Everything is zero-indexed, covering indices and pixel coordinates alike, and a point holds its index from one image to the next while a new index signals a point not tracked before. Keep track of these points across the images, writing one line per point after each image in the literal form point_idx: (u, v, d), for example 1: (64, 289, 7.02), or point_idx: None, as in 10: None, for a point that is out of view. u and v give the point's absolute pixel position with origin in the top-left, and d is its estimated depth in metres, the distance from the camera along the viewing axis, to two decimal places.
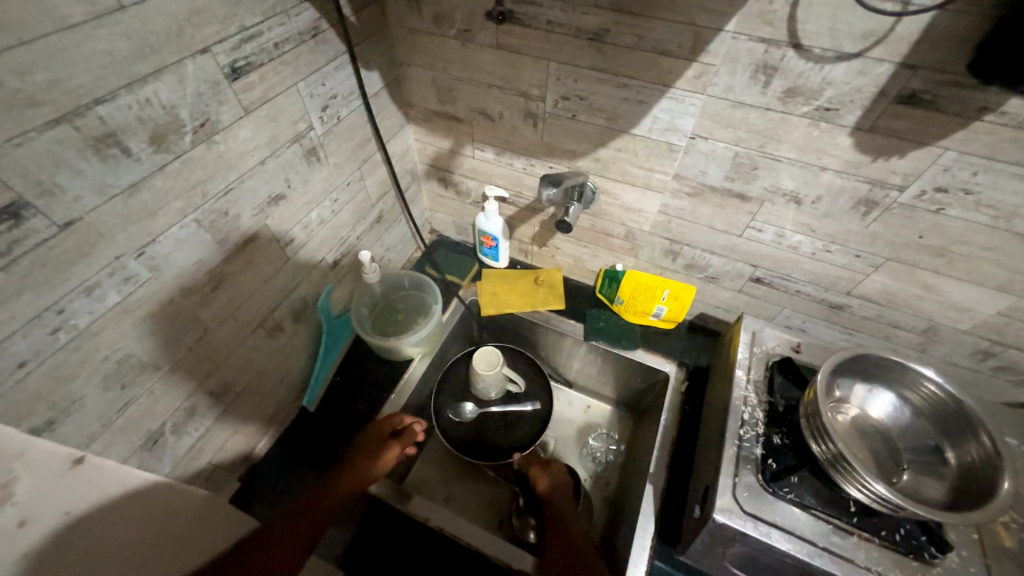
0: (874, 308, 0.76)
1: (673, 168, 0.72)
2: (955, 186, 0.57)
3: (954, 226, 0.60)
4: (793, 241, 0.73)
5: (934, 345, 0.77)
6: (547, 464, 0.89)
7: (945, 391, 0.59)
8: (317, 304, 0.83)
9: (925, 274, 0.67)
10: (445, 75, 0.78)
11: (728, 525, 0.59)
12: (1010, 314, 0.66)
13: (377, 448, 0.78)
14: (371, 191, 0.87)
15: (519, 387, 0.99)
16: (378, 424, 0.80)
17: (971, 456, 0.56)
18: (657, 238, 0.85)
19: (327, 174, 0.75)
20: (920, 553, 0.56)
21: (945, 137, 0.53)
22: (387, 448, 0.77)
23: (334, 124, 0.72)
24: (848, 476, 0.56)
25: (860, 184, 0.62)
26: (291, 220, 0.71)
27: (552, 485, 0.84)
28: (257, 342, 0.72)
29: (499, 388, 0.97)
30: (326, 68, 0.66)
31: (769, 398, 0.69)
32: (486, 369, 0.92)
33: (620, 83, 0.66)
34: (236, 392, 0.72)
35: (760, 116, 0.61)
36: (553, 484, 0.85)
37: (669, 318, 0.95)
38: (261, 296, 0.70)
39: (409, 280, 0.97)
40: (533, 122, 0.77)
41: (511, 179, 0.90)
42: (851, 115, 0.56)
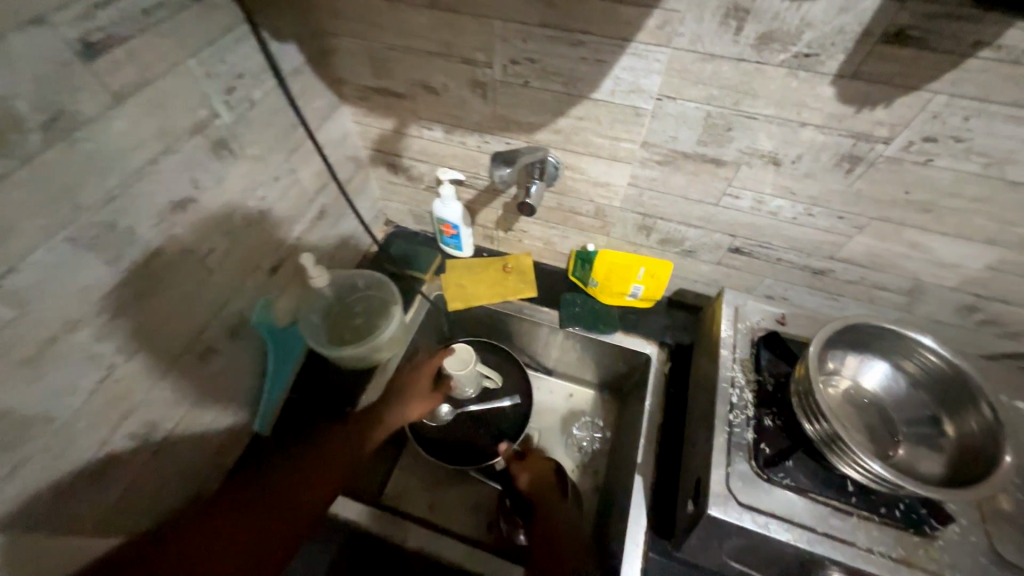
0: (858, 271, 0.72)
1: (640, 135, 0.65)
2: (945, 135, 0.52)
3: (943, 178, 0.56)
4: (773, 207, 0.68)
5: (919, 304, 0.74)
6: (528, 458, 0.86)
7: (944, 359, 0.56)
8: (252, 321, 0.73)
9: (912, 232, 0.63)
10: (376, 44, 0.68)
11: (725, 519, 0.55)
12: (998, 267, 0.63)
13: (425, 393, 0.85)
14: (307, 185, 0.77)
15: (495, 381, 0.92)
16: (426, 370, 0.86)
17: (971, 426, 0.53)
18: (629, 213, 0.79)
19: (247, 169, 0.64)
20: (922, 527, 0.53)
21: (936, 79, 0.48)
22: (434, 395, 0.85)
23: (245, 110, 0.62)
24: (842, 456, 0.53)
25: (843, 138, 0.56)
26: (207, 226, 0.61)
27: (534, 483, 0.83)
28: (186, 369, 0.63)
29: (474, 386, 0.90)
30: (224, 41, 0.56)
31: (757, 376, 0.65)
32: (458, 368, 0.83)
33: (575, 40, 0.58)
34: (168, 429, 0.63)
35: (733, 69, 0.54)
36: (534, 484, 0.83)
37: (647, 297, 0.90)
38: (180, 318, 0.60)
39: (364, 280, 0.87)
40: (482, 93, 0.68)
41: (465, 159, 0.81)
42: (833, 61, 0.50)
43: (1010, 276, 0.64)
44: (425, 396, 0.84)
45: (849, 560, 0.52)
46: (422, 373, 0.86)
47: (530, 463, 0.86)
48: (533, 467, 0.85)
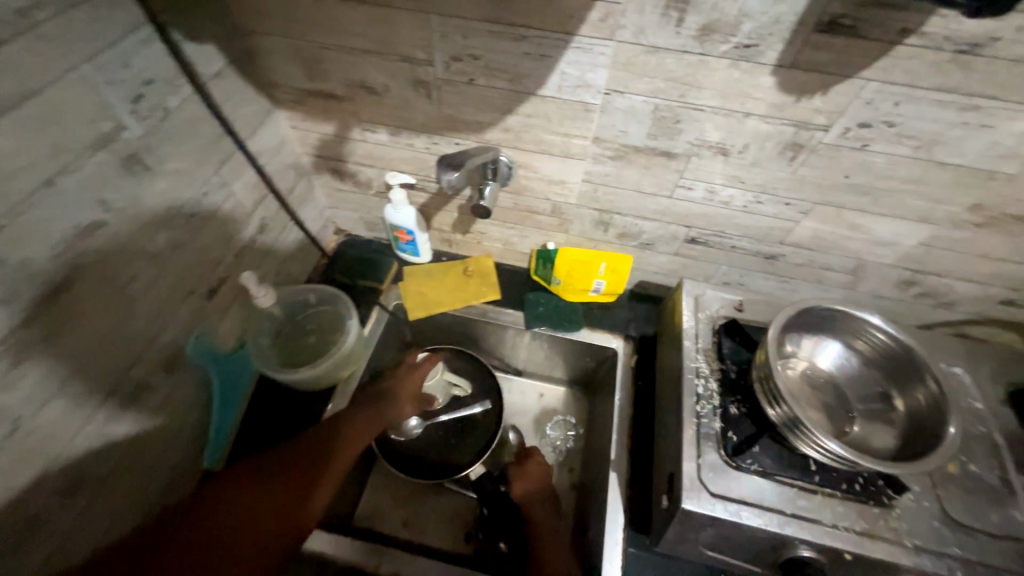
0: (805, 253, 0.75)
1: (591, 131, 0.64)
2: (878, 120, 0.53)
3: (878, 162, 0.58)
4: (724, 196, 0.68)
5: (862, 282, 0.77)
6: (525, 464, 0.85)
7: (891, 337, 0.58)
8: (188, 350, 0.66)
9: (852, 215, 0.66)
10: (306, 43, 0.63)
11: (699, 512, 0.55)
12: (930, 243, 0.67)
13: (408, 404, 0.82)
14: (242, 198, 0.71)
15: (464, 389, 0.90)
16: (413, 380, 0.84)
17: (918, 399, 0.56)
18: (586, 210, 0.78)
19: (168, 185, 0.58)
20: (880, 497, 0.56)
21: (868, 66, 0.49)
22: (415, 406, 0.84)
23: (159, 119, 0.56)
24: (802, 438, 0.54)
25: (786, 127, 0.57)
26: (125, 252, 0.54)
27: (528, 492, 0.81)
28: (114, 412, 0.57)
29: (443, 396, 0.89)
30: (127, 42, 0.50)
31: (721, 364, 0.66)
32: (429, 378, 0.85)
33: (518, 34, 0.55)
34: (99, 480, 0.56)
35: (678, 61, 0.54)
36: (526, 494, 0.81)
37: (610, 291, 0.90)
38: (102, 357, 0.54)
39: (316, 296, 0.82)
40: (426, 92, 0.65)
41: (414, 161, 0.77)
42: (772, 51, 0.50)
43: (941, 251, 0.67)
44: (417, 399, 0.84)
45: (816, 537, 0.54)
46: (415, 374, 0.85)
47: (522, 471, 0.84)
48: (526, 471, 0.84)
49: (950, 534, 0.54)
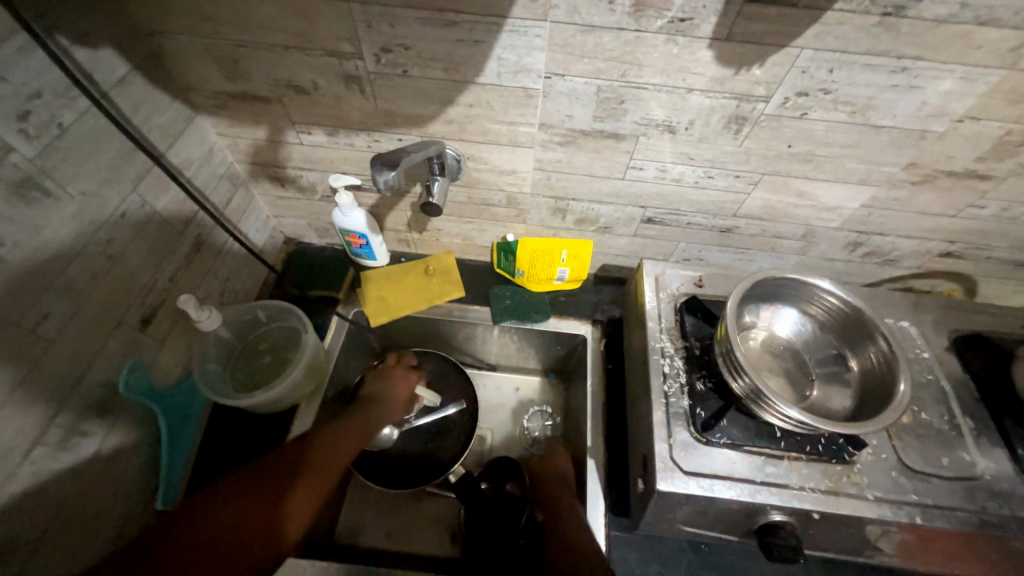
0: (758, 224, 0.76)
1: (536, 117, 0.62)
2: (814, 88, 0.54)
3: (818, 129, 0.59)
4: (676, 173, 0.68)
5: (813, 246, 0.79)
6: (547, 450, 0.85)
7: (841, 300, 0.60)
8: (122, 389, 0.60)
9: (798, 182, 0.67)
10: (218, 42, 0.58)
11: (673, 491, 0.56)
12: (872, 204, 0.69)
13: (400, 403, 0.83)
14: (169, 216, 0.66)
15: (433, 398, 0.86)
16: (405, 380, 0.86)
17: (871, 360, 0.58)
18: (541, 198, 0.76)
19: (76, 211, 0.53)
20: (842, 455, 0.58)
21: (801, 34, 0.49)
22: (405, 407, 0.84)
23: (55, 137, 0.50)
24: (766, 407, 0.55)
25: (728, 100, 0.57)
26: (29, 288, 0.49)
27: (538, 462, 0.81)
28: (40, 465, 0.52)
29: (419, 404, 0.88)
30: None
31: (685, 342, 0.66)
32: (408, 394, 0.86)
33: (447, 20, 0.52)
34: (34, 541, 0.51)
35: (615, 39, 0.52)
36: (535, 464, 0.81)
37: (574, 278, 0.89)
38: (18, 408, 0.48)
39: (265, 312, 0.77)
40: (359, 88, 0.61)
41: (357, 161, 0.73)
42: (707, 25, 0.50)
43: (882, 211, 0.70)
44: (408, 401, 0.85)
45: (785, 501, 0.55)
46: (408, 376, 0.86)
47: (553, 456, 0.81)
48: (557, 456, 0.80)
49: (906, 481, 0.57)
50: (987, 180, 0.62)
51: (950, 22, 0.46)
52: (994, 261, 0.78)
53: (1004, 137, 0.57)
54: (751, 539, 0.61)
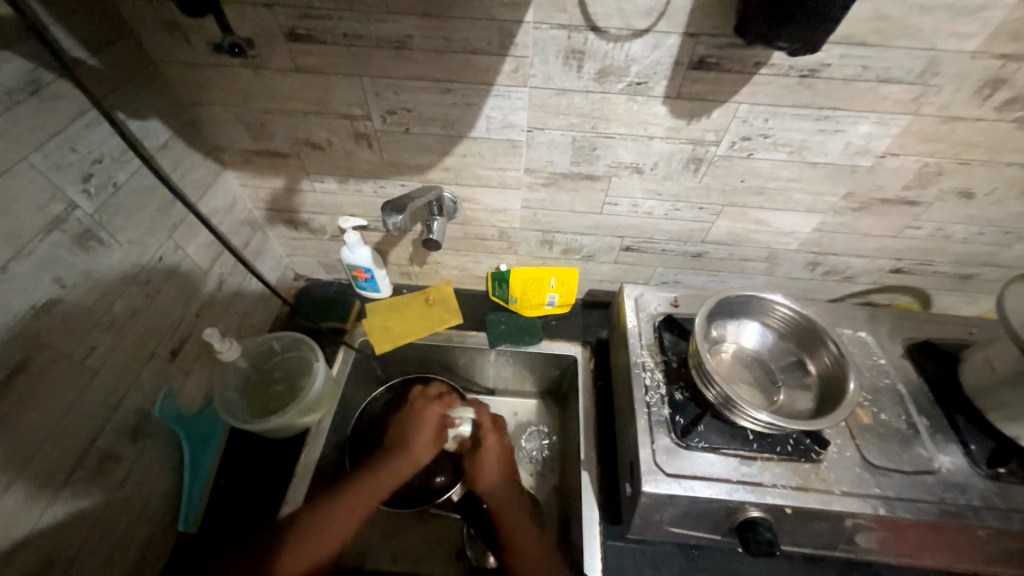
0: (725, 249, 0.84)
1: (522, 164, 0.72)
2: (755, 134, 0.64)
3: (764, 166, 0.68)
4: (647, 208, 0.77)
5: (777, 267, 0.88)
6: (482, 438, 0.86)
7: (794, 311, 0.67)
8: (156, 414, 0.66)
9: (755, 211, 0.76)
10: (248, 109, 0.68)
11: (658, 493, 0.61)
12: (822, 228, 0.78)
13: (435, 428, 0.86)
14: (197, 258, 0.73)
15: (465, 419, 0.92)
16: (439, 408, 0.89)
17: (825, 364, 0.65)
18: (530, 232, 0.85)
19: (122, 256, 0.60)
20: (810, 454, 0.64)
21: (738, 92, 0.59)
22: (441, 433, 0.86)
23: (110, 194, 0.58)
24: (737, 412, 0.62)
25: (685, 145, 0.66)
26: (81, 325, 0.56)
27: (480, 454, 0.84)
28: (80, 487, 0.57)
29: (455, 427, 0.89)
30: (72, 128, 0.53)
31: (663, 356, 0.73)
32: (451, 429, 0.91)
33: (442, 88, 0.62)
34: (70, 559, 0.56)
35: (584, 99, 0.62)
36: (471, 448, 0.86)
37: (563, 303, 0.96)
38: (65, 430, 0.54)
39: (280, 343, 0.84)
40: (368, 143, 0.71)
41: (364, 205, 0.82)
42: (660, 86, 0.60)
43: (832, 234, 0.78)
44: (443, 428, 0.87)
45: (760, 498, 0.60)
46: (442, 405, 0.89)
47: (481, 455, 0.84)
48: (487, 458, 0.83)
49: (869, 476, 0.63)
50: (916, 206, 0.72)
51: (857, 81, 0.57)
52: (940, 275, 0.86)
53: (923, 169, 0.66)
54: (733, 538, 0.66)
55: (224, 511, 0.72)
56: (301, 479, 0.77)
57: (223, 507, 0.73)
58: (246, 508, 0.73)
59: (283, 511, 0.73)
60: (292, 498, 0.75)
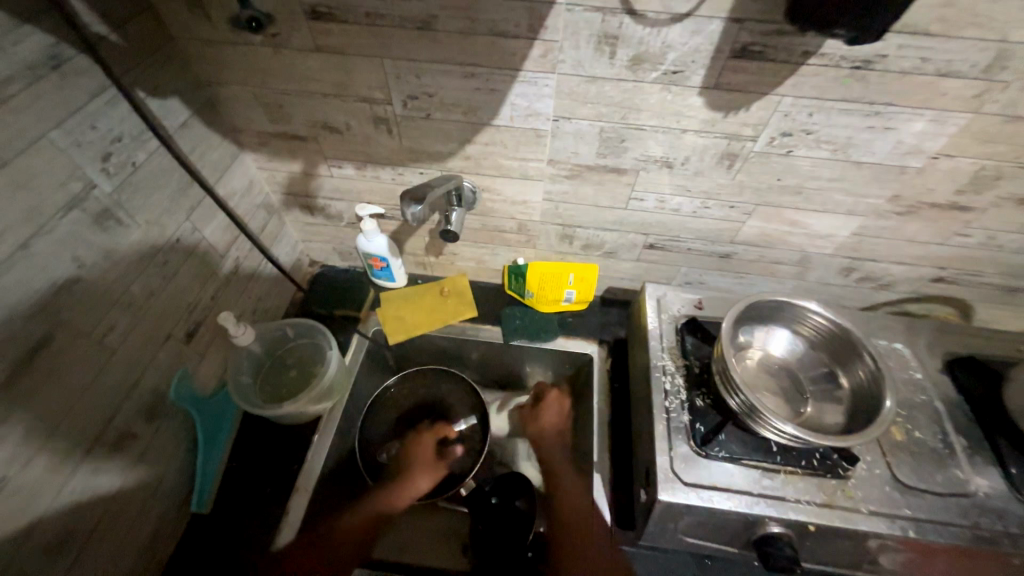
0: (756, 250, 0.81)
1: (545, 154, 0.69)
2: (797, 129, 0.60)
3: (804, 165, 0.64)
4: (674, 205, 0.74)
5: (809, 271, 0.83)
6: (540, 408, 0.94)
7: (830, 321, 0.64)
8: (172, 396, 0.66)
9: (790, 212, 0.72)
10: (268, 91, 0.66)
11: (674, 501, 0.59)
12: (862, 232, 0.73)
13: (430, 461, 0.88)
14: (214, 241, 0.73)
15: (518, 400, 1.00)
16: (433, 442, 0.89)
17: (860, 378, 0.61)
18: (550, 225, 0.82)
19: (141, 237, 0.60)
20: (836, 469, 0.60)
21: (782, 84, 0.55)
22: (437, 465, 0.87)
23: (129, 174, 0.57)
24: (760, 422, 0.59)
25: (720, 139, 0.62)
26: (101, 304, 0.55)
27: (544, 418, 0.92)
28: (96, 465, 0.57)
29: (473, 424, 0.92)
30: (93, 105, 0.52)
31: (685, 361, 0.70)
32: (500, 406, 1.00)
33: (467, 72, 0.60)
34: (86, 535, 0.56)
35: (615, 88, 0.59)
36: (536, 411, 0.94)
37: (581, 300, 0.94)
38: (82, 410, 0.54)
39: (293, 329, 0.83)
40: (387, 129, 0.69)
41: (382, 192, 0.80)
42: (697, 76, 0.56)
43: (871, 238, 0.74)
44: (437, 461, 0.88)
45: (782, 513, 0.58)
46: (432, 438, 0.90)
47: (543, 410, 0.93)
48: (547, 412, 0.92)
49: (900, 496, 0.60)
50: (968, 211, 0.67)
51: (914, 74, 0.52)
52: (986, 287, 0.81)
53: (979, 172, 0.61)
54: (750, 551, 0.64)
55: (237, 494, 0.73)
56: (311, 467, 0.76)
57: (235, 490, 0.73)
58: (257, 492, 0.73)
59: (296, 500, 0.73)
60: (304, 486, 0.74)
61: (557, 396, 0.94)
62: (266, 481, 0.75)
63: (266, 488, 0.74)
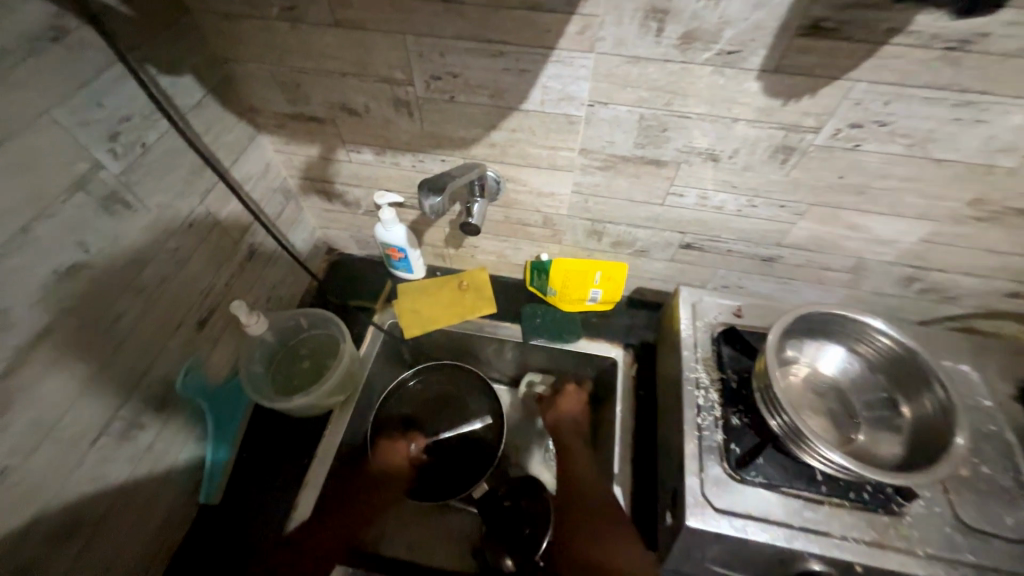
0: (804, 255, 0.73)
1: (577, 143, 0.63)
2: (868, 120, 0.52)
3: (872, 161, 0.57)
4: (717, 202, 0.67)
5: (863, 280, 0.75)
6: (559, 398, 0.89)
7: (900, 344, 0.56)
8: (177, 387, 0.64)
9: (849, 214, 0.64)
10: (285, 69, 0.62)
11: (704, 529, 0.54)
12: (931, 239, 0.65)
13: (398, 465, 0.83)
14: (228, 226, 0.70)
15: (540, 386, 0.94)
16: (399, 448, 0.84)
17: (925, 408, 0.54)
18: (578, 220, 0.76)
19: (152, 221, 0.57)
20: (889, 505, 0.54)
21: (856, 67, 0.48)
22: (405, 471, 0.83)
23: (139, 155, 0.55)
24: (804, 447, 0.53)
25: (776, 130, 0.55)
26: (109, 291, 0.53)
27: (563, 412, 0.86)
28: (103, 455, 0.55)
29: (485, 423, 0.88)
30: (100, 81, 0.49)
31: (721, 374, 0.64)
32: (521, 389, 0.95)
33: (495, 51, 0.54)
34: (92, 524, 0.55)
35: (660, 69, 0.53)
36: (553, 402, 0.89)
37: (606, 300, 0.88)
38: (88, 398, 0.53)
39: (307, 319, 0.81)
40: (408, 112, 0.64)
41: (402, 179, 0.76)
42: (756, 56, 0.49)
43: (941, 246, 0.66)
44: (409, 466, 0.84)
45: (826, 551, 0.52)
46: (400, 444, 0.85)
47: (562, 400, 0.88)
48: (566, 401, 0.87)
49: (963, 540, 0.53)
50: None
51: (1021, 56, 0.44)
52: None
53: None
54: None
55: (246, 486, 0.72)
56: (320, 462, 0.74)
57: (246, 482, 0.72)
58: (266, 486, 0.72)
59: (305, 495, 0.72)
60: (313, 481, 0.73)
61: (575, 389, 0.89)
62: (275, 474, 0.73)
63: (275, 482, 0.72)
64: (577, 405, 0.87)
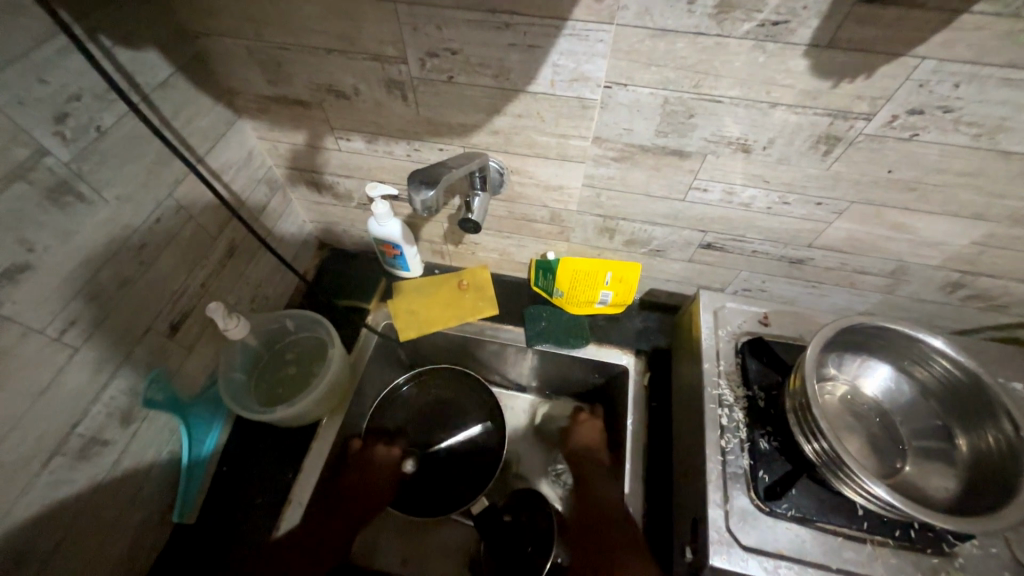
0: (838, 257, 0.66)
1: (591, 130, 0.56)
2: (932, 105, 0.45)
3: (928, 153, 0.49)
4: (745, 198, 0.60)
5: (902, 285, 0.68)
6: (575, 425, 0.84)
7: (960, 367, 0.50)
8: (142, 400, 0.58)
9: (894, 213, 0.57)
10: (263, 44, 0.56)
11: (730, 569, 0.48)
12: (985, 242, 0.58)
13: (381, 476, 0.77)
14: (204, 221, 0.64)
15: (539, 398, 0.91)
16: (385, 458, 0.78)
17: (986, 442, 0.48)
18: (589, 216, 0.69)
19: (111, 216, 0.51)
20: (939, 545, 0.48)
21: (923, 42, 0.41)
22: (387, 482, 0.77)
23: (93, 140, 0.48)
24: (844, 479, 0.46)
25: (821, 117, 0.48)
26: (60, 294, 0.47)
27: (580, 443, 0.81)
28: (59, 476, 0.50)
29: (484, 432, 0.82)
30: (41, 54, 0.43)
31: (747, 391, 0.58)
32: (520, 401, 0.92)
33: (500, 22, 0.47)
34: (48, 552, 0.50)
35: (690, 45, 0.45)
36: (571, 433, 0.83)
37: (617, 302, 0.82)
38: (37, 415, 0.47)
39: (293, 321, 0.75)
40: (401, 94, 0.57)
41: (396, 169, 0.69)
42: (805, 29, 0.42)
43: (997, 250, 0.59)
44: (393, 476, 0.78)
45: None
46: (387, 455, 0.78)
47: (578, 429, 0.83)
48: (582, 430, 0.82)
49: None
50: None
51: None
52: None
53: None
54: None
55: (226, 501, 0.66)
56: (305, 476, 0.69)
57: (226, 497, 0.67)
58: (247, 501, 0.67)
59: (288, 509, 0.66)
60: (297, 498, 0.67)
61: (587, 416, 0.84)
62: (258, 487, 0.68)
63: (256, 497, 0.67)
64: (592, 430, 0.82)
